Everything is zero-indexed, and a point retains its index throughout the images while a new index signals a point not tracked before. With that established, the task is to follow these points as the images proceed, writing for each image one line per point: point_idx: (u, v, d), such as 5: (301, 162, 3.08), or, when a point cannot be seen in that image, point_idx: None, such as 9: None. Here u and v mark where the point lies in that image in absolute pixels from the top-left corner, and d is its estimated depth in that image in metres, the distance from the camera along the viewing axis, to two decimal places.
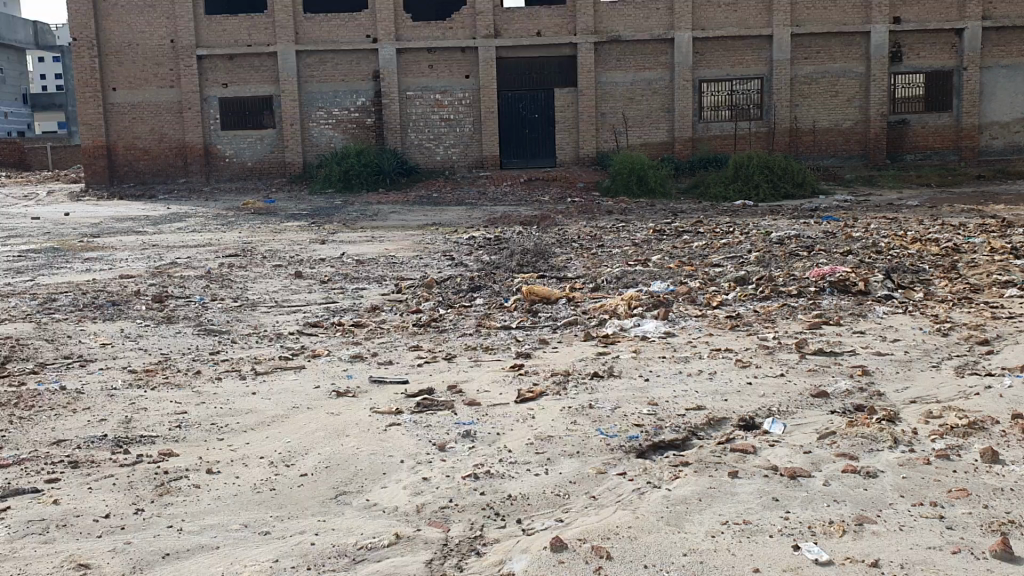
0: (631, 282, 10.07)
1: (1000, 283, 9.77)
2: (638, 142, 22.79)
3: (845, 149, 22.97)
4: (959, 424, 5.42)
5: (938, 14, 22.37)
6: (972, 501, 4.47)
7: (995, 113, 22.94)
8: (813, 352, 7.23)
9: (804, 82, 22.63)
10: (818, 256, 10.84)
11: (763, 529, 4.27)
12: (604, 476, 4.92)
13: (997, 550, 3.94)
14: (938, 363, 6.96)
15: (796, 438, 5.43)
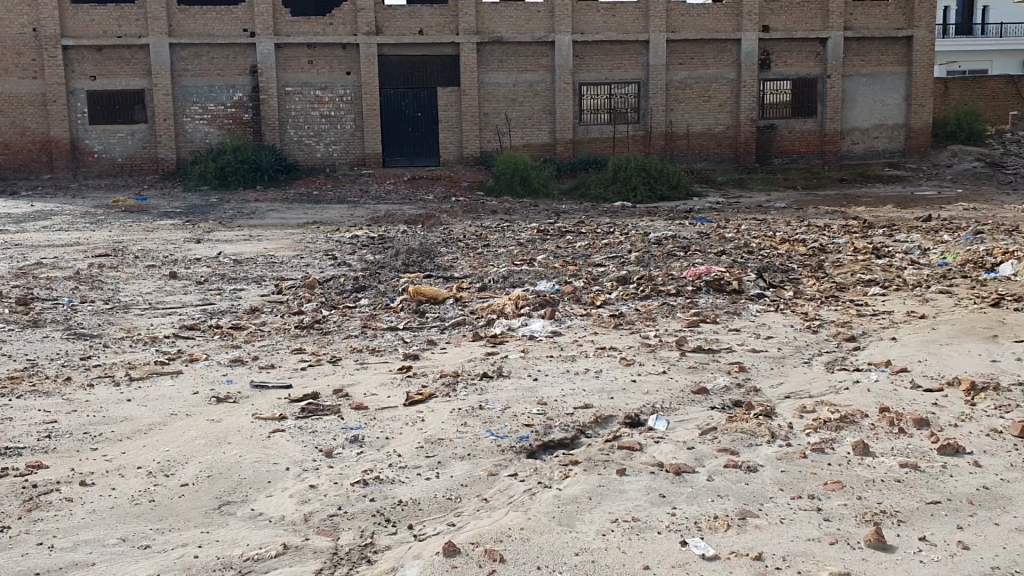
0: (517, 282, 10.12)
1: (863, 282, 10.25)
2: (521, 143, 22.95)
3: (718, 152, 23.72)
4: (832, 418, 5.64)
5: (804, 24, 23.33)
6: (846, 492, 4.66)
7: (856, 120, 24.09)
8: (693, 349, 7.42)
9: (679, 86, 23.24)
10: (695, 256, 11.14)
11: (652, 526, 4.34)
12: (495, 477, 4.91)
13: (871, 540, 4.11)
14: (810, 359, 7.24)
15: (679, 434, 5.55)
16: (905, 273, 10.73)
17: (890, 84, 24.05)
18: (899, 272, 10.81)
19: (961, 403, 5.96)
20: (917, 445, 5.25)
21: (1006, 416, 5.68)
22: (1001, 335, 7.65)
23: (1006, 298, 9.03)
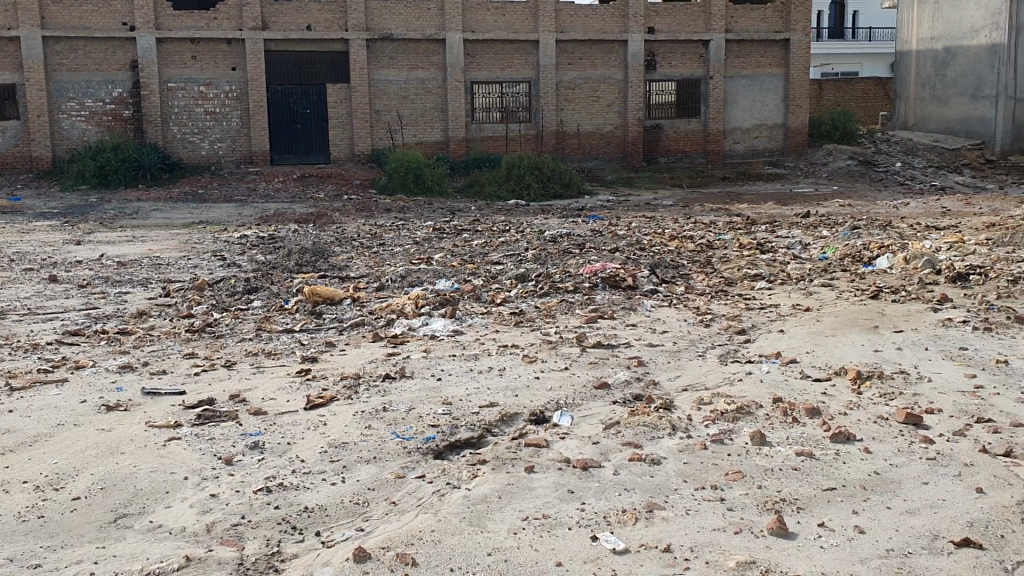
0: (415, 281, 10.04)
1: (750, 277, 10.57)
2: (413, 141, 22.81)
3: (607, 151, 24.09)
4: (729, 409, 5.78)
5: (687, 26, 23.90)
6: (747, 482, 4.74)
7: (738, 120, 24.81)
8: (593, 345, 7.50)
9: (569, 86, 23.51)
10: (590, 253, 11.27)
11: (562, 522, 4.35)
12: (402, 480, 4.85)
13: (774, 528, 4.18)
14: (704, 352, 7.41)
15: (583, 430, 5.59)
16: (789, 268, 11.11)
17: (769, 85, 24.86)
18: (783, 266, 11.19)
19: (848, 392, 6.18)
20: (810, 433, 5.39)
21: (891, 403, 5.91)
22: (881, 326, 7.99)
23: (883, 290, 9.44)
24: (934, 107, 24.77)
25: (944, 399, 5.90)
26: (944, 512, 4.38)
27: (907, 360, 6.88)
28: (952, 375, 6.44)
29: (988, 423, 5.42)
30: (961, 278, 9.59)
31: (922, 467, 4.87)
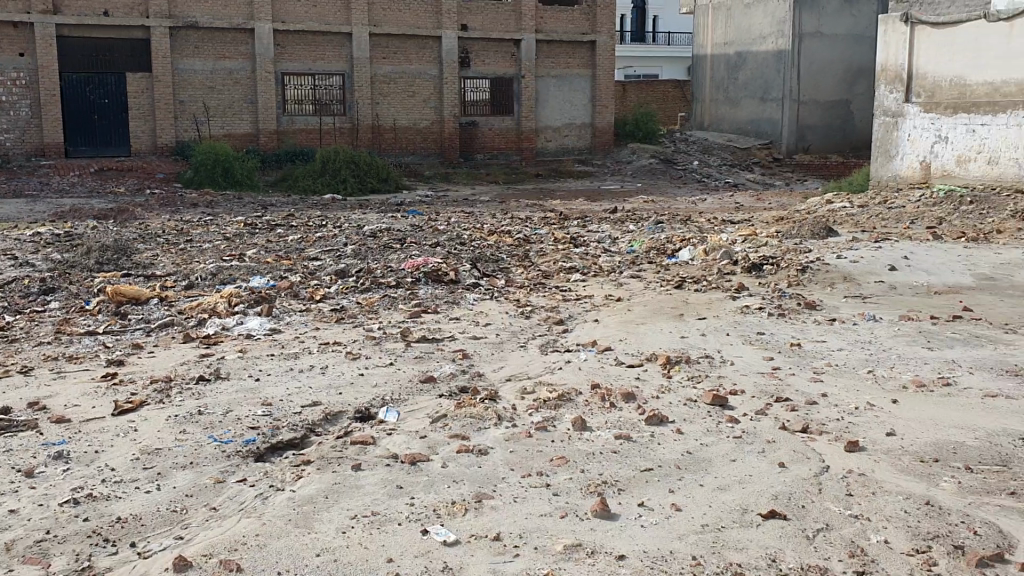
0: (228, 278, 9.69)
1: (566, 270, 10.85)
2: (221, 133, 21.95)
3: (423, 147, 24.06)
4: (551, 397, 5.91)
5: (499, 24, 24.24)
6: (571, 467, 4.84)
7: (549, 118, 25.39)
8: (416, 339, 7.48)
9: (383, 80, 23.33)
10: (410, 248, 11.23)
11: (392, 518, 4.30)
12: (222, 485, 4.67)
13: (597, 510, 4.23)
14: (525, 343, 7.54)
15: (410, 425, 5.57)
16: (600, 260, 11.49)
17: (578, 85, 25.60)
18: (595, 259, 11.56)
19: (660, 376, 6.46)
20: (627, 417, 5.58)
21: (699, 386, 6.22)
22: (686, 314, 8.39)
23: (687, 280, 9.93)
24: (728, 108, 26.23)
25: (746, 381, 6.27)
26: (751, 487, 4.50)
27: (711, 345, 7.26)
28: (752, 358, 6.85)
29: (786, 401, 5.77)
30: (756, 267, 10.21)
31: (729, 446, 5.07)
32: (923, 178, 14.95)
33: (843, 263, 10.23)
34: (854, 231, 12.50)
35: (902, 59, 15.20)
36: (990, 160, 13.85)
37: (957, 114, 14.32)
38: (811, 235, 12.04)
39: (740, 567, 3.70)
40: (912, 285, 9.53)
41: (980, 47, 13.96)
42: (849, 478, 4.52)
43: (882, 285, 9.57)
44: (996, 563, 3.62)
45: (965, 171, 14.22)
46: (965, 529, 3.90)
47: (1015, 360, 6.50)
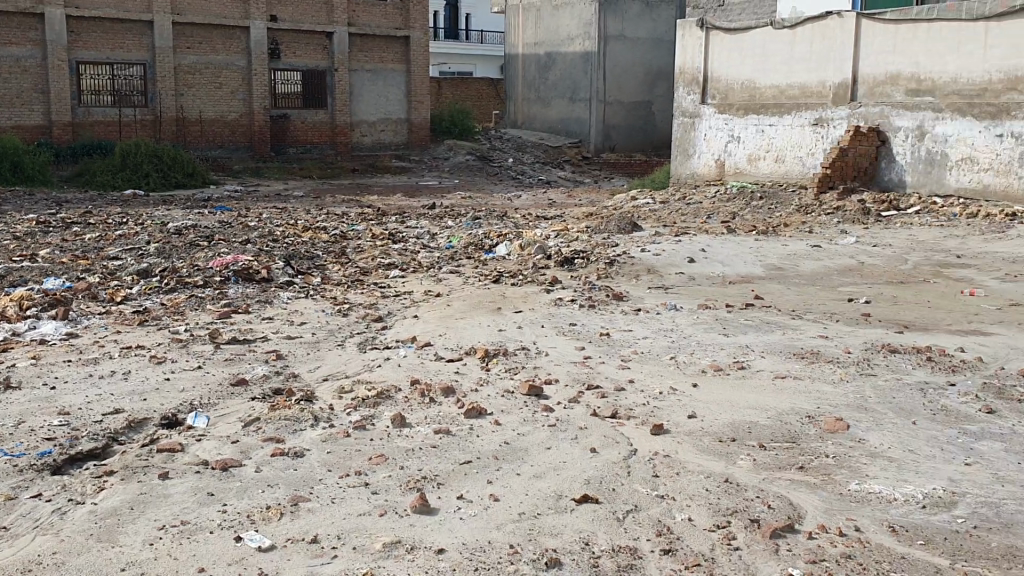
0: (18, 280, 9.02)
1: (384, 266, 10.78)
2: (7, 124, 20.37)
3: (232, 140, 23.24)
4: (370, 395, 5.83)
5: (310, 16, 23.73)
6: (390, 464, 4.71)
7: (363, 112, 25.09)
8: (227, 341, 7.23)
9: (187, 71, 22.34)
10: (219, 245, 10.83)
11: (203, 526, 4.12)
12: (15, 502, 4.35)
13: (416, 506, 4.15)
14: (342, 341, 7.44)
15: (221, 429, 5.38)
16: (418, 256, 11.49)
17: (392, 80, 25.44)
18: (413, 255, 11.55)
19: (479, 369, 6.51)
20: (447, 411, 5.53)
21: (516, 376, 6.34)
22: (503, 307, 8.54)
23: (503, 275, 10.08)
24: (539, 106, 26.81)
25: (559, 370, 6.44)
26: (566, 473, 4.58)
27: (526, 337, 7.41)
28: (565, 349, 7.04)
29: (597, 388, 5.98)
30: (568, 262, 10.50)
31: (544, 434, 5.16)
32: (718, 175, 15.87)
33: (648, 256, 10.71)
34: (658, 226, 13.10)
35: (698, 63, 16.14)
36: (777, 158, 14.73)
37: (748, 115, 15.23)
38: (618, 230, 12.52)
39: (555, 552, 3.73)
40: (710, 276, 10.09)
41: (767, 53, 14.96)
42: (655, 460, 4.73)
43: (683, 276, 10.08)
44: (786, 533, 3.81)
45: (756, 169, 15.10)
46: (760, 502, 4.13)
47: (801, 343, 7.01)
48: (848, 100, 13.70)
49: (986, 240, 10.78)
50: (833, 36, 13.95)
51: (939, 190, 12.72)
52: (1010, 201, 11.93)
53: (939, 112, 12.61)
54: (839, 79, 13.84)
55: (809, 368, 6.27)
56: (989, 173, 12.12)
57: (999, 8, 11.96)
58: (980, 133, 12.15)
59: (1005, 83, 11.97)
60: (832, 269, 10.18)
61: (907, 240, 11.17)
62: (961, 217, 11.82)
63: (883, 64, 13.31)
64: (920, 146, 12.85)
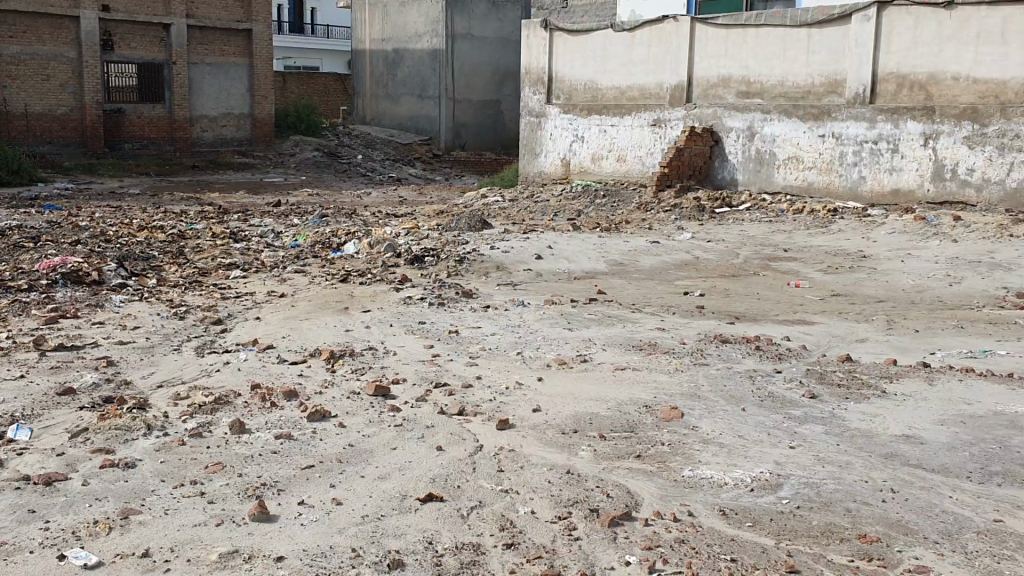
0: None
1: (225, 266, 10.44)
2: None
3: (61, 136, 21.95)
4: (207, 401, 5.62)
5: (145, 7, 22.65)
6: (227, 472, 4.55)
7: (204, 107, 24.17)
8: (54, 349, 6.82)
9: (10, 63, 20.92)
10: (46, 246, 10.22)
11: (23, 547, 3.84)
12: None
13: (256, 513, 3.99)
14: (179, 346, 7.15)
15: (45, 442, 5.07)
16: (262, 256, 11.18)
17: (234, 74, 24.62)
18: (257, 255, 11.22)
19: (323, 371, 6.34)
20: (289, 415, 5.36)
21: (362, 377, 6.16)
22: (350, 307, 8.41)
23: (352, 273, 9.92)
24: (387, 103, 26.58)
25: (407, 369, 6.30)
26: (411, 472, 4.47)
27: (374, 336, 7.27)
28: (413, 347, 6.93)
29: (445, 386, 5.88)
30: (418, 260, 10.46)
31: (390, 434, 5.00)
32: (563, 174, 16.15)
33: (495, 253, 10.79)
34: (506, 223, 13.22)
35: (544, 63, 16.39)
36: (619, 157, 15.13)
37: (591, 115, 15.56)
38: (468, 227, 12.55)
39: (398, 553, 3.68)
40: (555, 272, 10.27)
41: (608, 55, 15.38)
42: (500, 455, 4.71)
43: (530, 272, 10.21)
44: (624, 522, 3.91)
45: (599, 168, 15.46)
46: (599, 492, 4.22)
47: (640, 336, 7.23)
48: (684, 101, 14.24)
49: (810, 234, 11.43)
50: (669, 40, 14.47)
51: (768, 187, 13.39)
52: (832, 197, 12.68)
53: (767, 113, 13.26)
54: (675, 81, 14.37)
55: (647, 360, 6.48)
56: (813, 171, 12.84)
57: (820, 15, 12.66)
58: (804, 133, 12.86)
59: (826, 86, 12.74)
60: (669, 264, 10.55)
61: (739, 235, 11.70)
62: (788, 212, 12.46)
63: (716, 67, 13.91)
64: (750, 146, 13.49)
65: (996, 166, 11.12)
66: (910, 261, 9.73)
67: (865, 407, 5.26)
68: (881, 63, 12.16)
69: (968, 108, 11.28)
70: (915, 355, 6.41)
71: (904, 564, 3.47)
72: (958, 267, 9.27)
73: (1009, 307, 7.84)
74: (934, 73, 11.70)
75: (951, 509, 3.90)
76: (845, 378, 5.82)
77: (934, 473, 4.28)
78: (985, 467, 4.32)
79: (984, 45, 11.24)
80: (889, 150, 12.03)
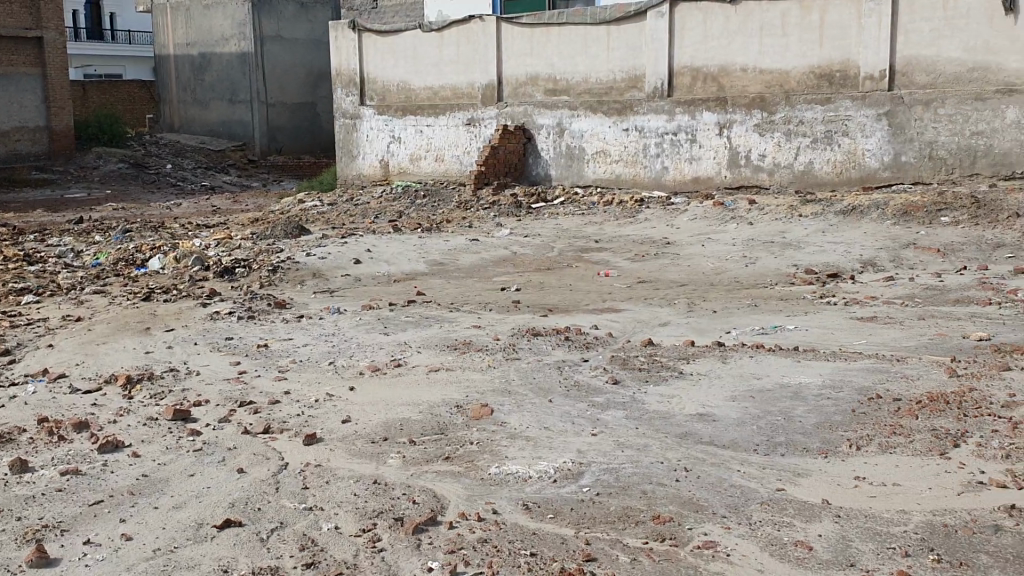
0: None
1: (16, 292, 9.73)
2: None
3: None
4: None
5: None
6: (5, 517, 4.20)
7: None
8: None
9: None
10: None
11: None
12: None
13: (32, 559, 3.71)
14: None
15: None
16: (59, 278, 10.49)
17: (25, 85, 22.83)
18: (53, 277, 10.53)
19: (120, 399, 5.99)
20: (78, 449, 5.03)
21: (161, 402, 5.85)
22: (152, 326, 8.01)
23: (155, 290, 9.47)
24: (196, 110, 25.57)
25: (210, 390, 6.04)
26: (208, 499, 4.28)
27: (176, 357, 6.94)
28: (218, 365, 6.65)
29: (250, 405, 5.66)
30: (228, 271, 10.08)
31: (187, 461, 4.78)
32: (381, 176, 15.98)
33: (311, 260, 10.56)
34: (324, 228, 12.96)
35: (354, 64, 16.14)
36: (437, 157, 15.12)
37: (405, 116, 15.48)
38: (283, 235, 12.22)
39: None
40: (374, 276, 10.15)
41: (417, 55, 15.34)
42: (305, 472, 4.56)
43: (347, 278, 10.05)
44: (428, 527, 3.88)
45: (418, 168, 15.40)
46: (405, 500, 4.17)
47: (455, 335, 7.24)
48: (495, 100, 14.40)
49: (619, 225, 11.79)
50: (477, 40, 14.58)
51: (579, 181, 13.71)
52: (639, 187, 13.12)
53: (575, 109, 13.59)
54: (485, 80, 14.51)
55: (460, 359, 6.49)
56: (620, 164, 13.25)
57: (618, 13, 13.07)
58: (610, 128, 13.27)
59: (627, 81, 13.18)
60: (487, 261, 10.63)
61: (554, 229, 11.93)
62: (599, 204, 12.80)
63: (523, 66, 14.13)
64: (560, 142, 13.78)
65: (784, 151, 11.83)
66: (711, 245, 10.21)
67: (664, 390, 5.45)
68: (677, 57, 12.67)
69: (756, 97, 11.96)
70: (711, 335, 6.73)
71: (693, 541, 3.61)
72: (753, 248, 9.79)
73: (800, 283, 8.35)
74: (724, 65, 12.31)
75: (737, 483, 4.10)
76: (646, 362, 6.03)
77: (725, 449, 4.48)
78: (770, 439, 4.56)
79: (767, 37, 11.91)
80: (688, 141, 12.58)
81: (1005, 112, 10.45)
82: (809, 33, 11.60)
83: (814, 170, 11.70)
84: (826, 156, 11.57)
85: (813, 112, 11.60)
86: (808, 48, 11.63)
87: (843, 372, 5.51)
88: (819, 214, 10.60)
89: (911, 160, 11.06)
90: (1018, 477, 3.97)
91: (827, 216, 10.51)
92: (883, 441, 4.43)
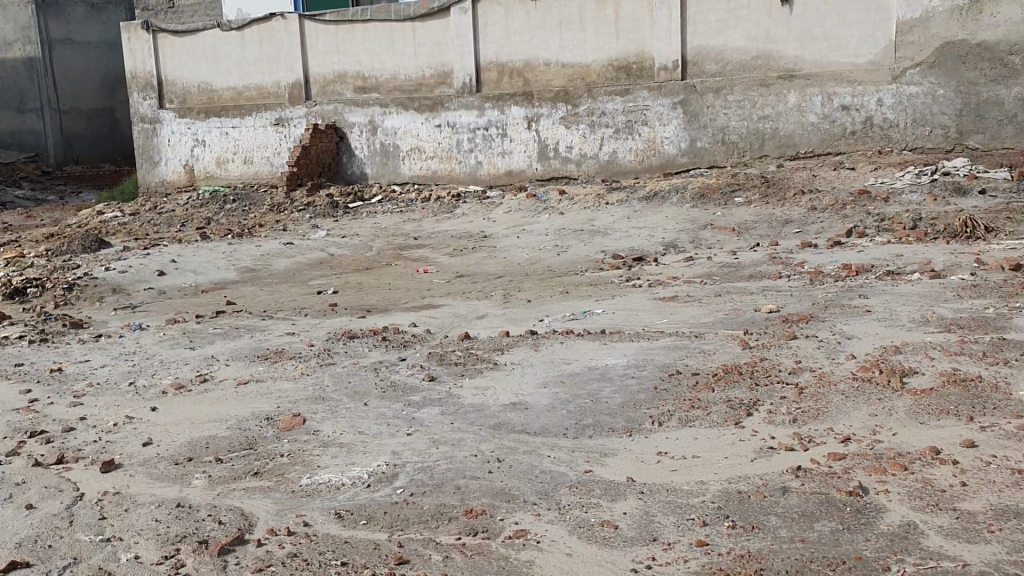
0: None
1: None
2: None
3: None
4: None
5: None
6: None
7: None
8: None
9: None
10: None
11: None
12: None
13: None
14: None
15: None
16: None
17: None
18: None
19: None
20: None
21: None
22: None
23: None
24: None
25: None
26: None
27: None
28: (7, 396, 6.17)
29: (41, 434, 5.29)
30: (19, 293, 9.40)
31: None
32: (187, 181, 15.29)
33: (112, 275, 9.99)
34: (126, 241, 12.28)
35: (150, 66, 15.35)
36: (245, 159, 14.65)
37: (209, 119, 14.90)
38: (82, 249, 11.49)
39: None
40: (181, 287, 9.72)
41: (218, 54, 14.77)
42: (103, 501, 4.30)
43: (152, 291, 9.57)
44: (235, 547, 3.75)
45: (225, 171, 14.85)
46: (210, 521, 4.00)
47: (268, 344, 7.02)
48: (303, 100, 14.09)
49: (436, 221, 11.78)
50: (279, 38, 14.20)
51: (395, 178, 13.60)
52: (454, 182, 13.16)
53: (385, 106, 13.47)
54: (292, 79, 14.16)
55: (272, 369, 6.30)
56: (434, 159, 13.24)
57: (422, 9, 13.06)
58: (422, 124, 13.25)
59: (436, 77, 13.17)
60: (303, 264, 10.40)
61: (371, 228, 11.81)
62: (416, 201, 12.75)
63: (330, 64, 13.87)
64: (373, 139, 13.63)
65: (590, 142, 12.17)
66: (524, 236, 10.36)
67: (478, 383, 5.48)
68: (482, 53, 12.79)
69: (561, 91, 12.25)
70: (526, 324, 6.82)
71: (504, 532, 3.65)
72: (564, 237, 10.01)
73: (608, 269, 8.60)
74: (528, 60, 12.53)
75: (545, 468, 4.18)
76: (462, 356, 6.04)
77: (535, 437, 4.55)
78: (579, 423, 4.67)
79: (567, 31, 12.20)
80: (498, 135, 12.73)
81: (788, 97, 11.13)
82: (606, 26, 11.97)
83: (618, 159, 12.09)
84: (629, 145, 11.98)
85: (614, 103, 12.00)
86: (605, 41, 12.00)
87: (647, 352, 5.71)
88: (624, 201, 10.96)
89: (706, 145, 11.61)
90: (803, 439, 4.23)
91: (633, 202, 10.88)
92: (682, 415, 4.62)
